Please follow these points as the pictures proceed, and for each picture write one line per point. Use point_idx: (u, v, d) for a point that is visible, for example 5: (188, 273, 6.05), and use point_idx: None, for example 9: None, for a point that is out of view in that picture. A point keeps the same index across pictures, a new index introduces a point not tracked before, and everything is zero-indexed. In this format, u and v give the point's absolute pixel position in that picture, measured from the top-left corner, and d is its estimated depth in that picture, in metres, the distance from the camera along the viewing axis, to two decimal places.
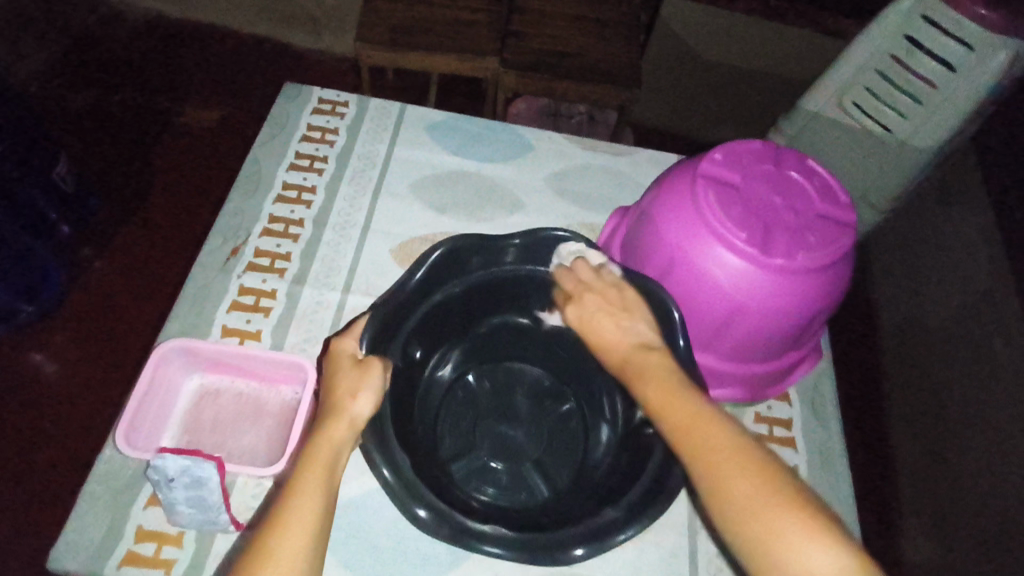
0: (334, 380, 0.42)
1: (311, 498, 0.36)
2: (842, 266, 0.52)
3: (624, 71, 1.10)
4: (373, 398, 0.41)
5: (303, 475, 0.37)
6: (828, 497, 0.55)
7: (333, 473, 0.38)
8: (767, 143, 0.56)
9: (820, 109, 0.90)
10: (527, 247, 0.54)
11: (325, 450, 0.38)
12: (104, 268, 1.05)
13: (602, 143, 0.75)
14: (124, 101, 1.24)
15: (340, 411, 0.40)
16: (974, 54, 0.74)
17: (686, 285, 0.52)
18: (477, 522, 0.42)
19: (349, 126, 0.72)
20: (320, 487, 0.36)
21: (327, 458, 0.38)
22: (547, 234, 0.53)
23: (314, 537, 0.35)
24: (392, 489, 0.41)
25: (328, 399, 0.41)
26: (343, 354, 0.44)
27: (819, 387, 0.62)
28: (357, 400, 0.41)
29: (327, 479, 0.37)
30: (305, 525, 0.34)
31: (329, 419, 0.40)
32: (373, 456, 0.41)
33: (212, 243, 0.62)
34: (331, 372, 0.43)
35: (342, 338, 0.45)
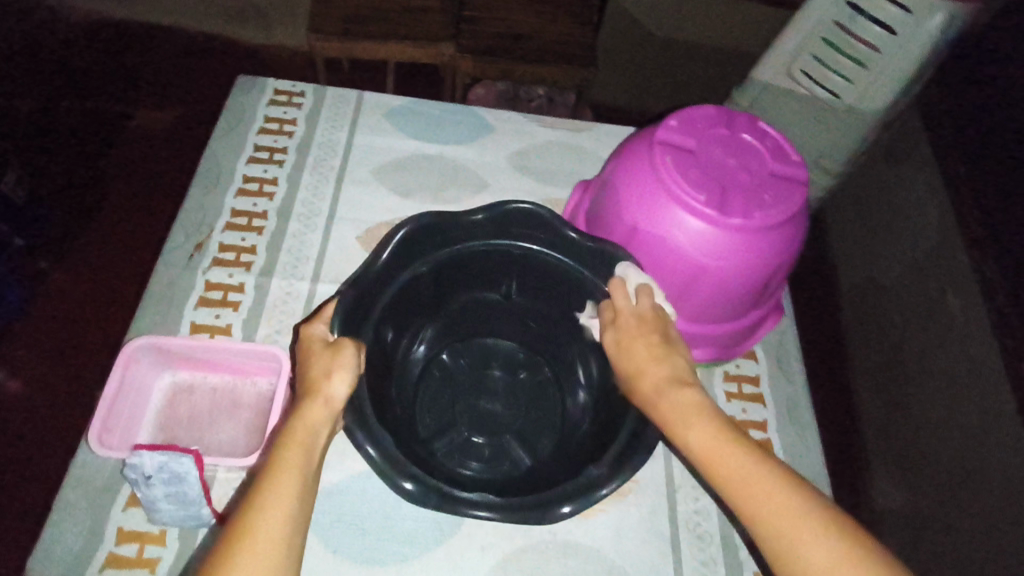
0: (308, 363, 0.42)
1: (292, 472, 0.35)
2: (798, 222, 0.54)
3: (579, 51, 1.11)
4: (349, 376, 0.41)
5: (282, 452, 0.36)
6: (797, 446, 0.58)
7: (312, 450, 0.37)
8: (720, 108, 0.57)
9: (770, 80, 0.91)
10: (494, 222, 0.54)
11: (303, 428, 0.38)
12: (63, 278, 1.02)
13: (562, 120, 0.76)
14: (72, 106, 1.20)
15: (316, 391, 0.40)
16: (913, 16, 0.79)
17: (650, 250, 0.53)
18: (463, 491, 0.43)
19: (307, 115, 0.72)
20: (300, 464, 0.36)
21: (304, 436, 0.37)
22: (511, 208, 0.54)
23: (296, 511, 0.33)
24: (379, 466, 0.42)
25: (303, 381, 0.41)
26: (314, 337, 0.44)
27: (783, 343, 0.64)
28: (333, 377, 0.41)
29: (306, 456, 0.36)
30: (287, 498, 0.33)
31: (305, 399, 0.39)
32: (355, 433, 0.42)
33: (175, 240, 0.61)
34: (304, 356, 0.43)
35: (311, 323, 0.45)
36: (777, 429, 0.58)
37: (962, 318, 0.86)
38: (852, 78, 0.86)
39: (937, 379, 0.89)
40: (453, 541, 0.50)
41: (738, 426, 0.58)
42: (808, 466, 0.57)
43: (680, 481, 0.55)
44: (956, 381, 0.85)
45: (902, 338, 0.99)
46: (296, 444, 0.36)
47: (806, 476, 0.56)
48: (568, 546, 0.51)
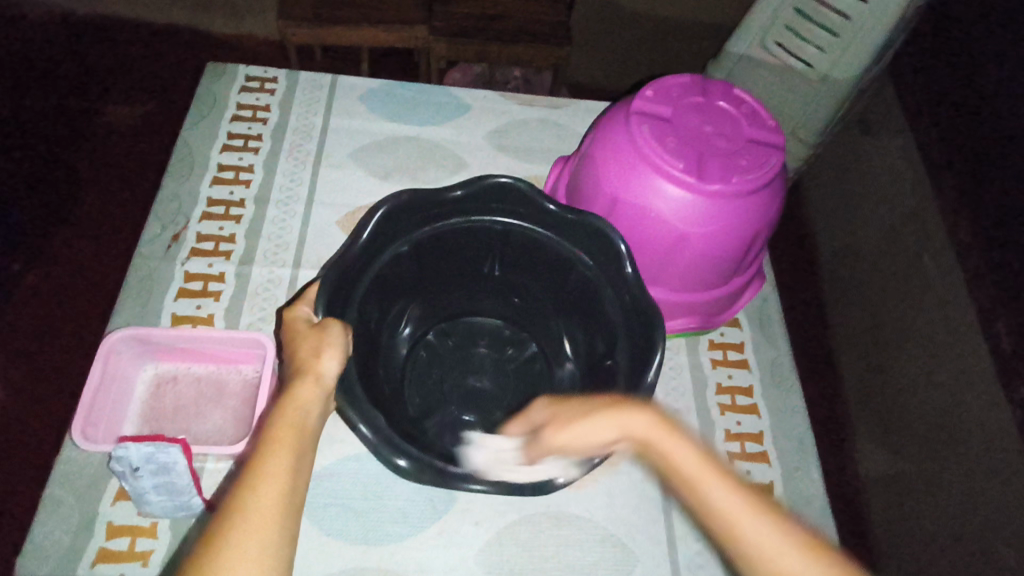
0: (295, 347, 0.42)
1: (284, 449, 0.33)
2: (776, 186, 0.54)
3: (554, 30, 1.10)
4: (337, 357, 0.40)
5: (274, 431, 0.35)
6: (782, 408, 0.59)
7: (303, 429, 0.36)
8: (696, 76, 0.57)
9: (745, 50, 0.94)
10: (472, 196, 0.54)
11: (294, 406, 0.37)
12: (39, 279, 1.00)
13: (538, 97, 0.76)
14: (38, 104, 1.17)
15: (305, 371, 0.39)
16: None
17: (632, 220, 0.54)
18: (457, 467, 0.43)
19: (281, 101, 0.71)
20: (293, 442, 0.34)
21: (294, 416, 0.36)
22: (490, 181, 0.53)
23: (289, 492, 0.32)
24: (374, 445, 0.42)
25: (290, 364, 0.40)
26: (298, 322, 0.43)
27: (766, 309, 0.65)
28: (322, 358, 0.40)
29: (299, 435, 0.35)
30: (281, 476, 0.32)
31: (295, 379, 0.38)
32: (348, 415, 0.42)
33: (151, 232, 0.60)
34: (290, 340, 0.42)
35: (295, 307, 0.44)
36: (762, 393, 0.59)
37: (938, 280, 0.88)
38: (824, 48, 0.86)
39: (916, 342, 0.91)
40: (447, 519, 0.50)
41: (724, 392, 0.59)
42: (793, 427, 0.58)
43: None
44: (933, 341, 0.87)
45: (881, 303, 1.01)
46: (289, 423, 0.35)
47: (791, 437, 0.57)
48: (561, 517, 0.51)
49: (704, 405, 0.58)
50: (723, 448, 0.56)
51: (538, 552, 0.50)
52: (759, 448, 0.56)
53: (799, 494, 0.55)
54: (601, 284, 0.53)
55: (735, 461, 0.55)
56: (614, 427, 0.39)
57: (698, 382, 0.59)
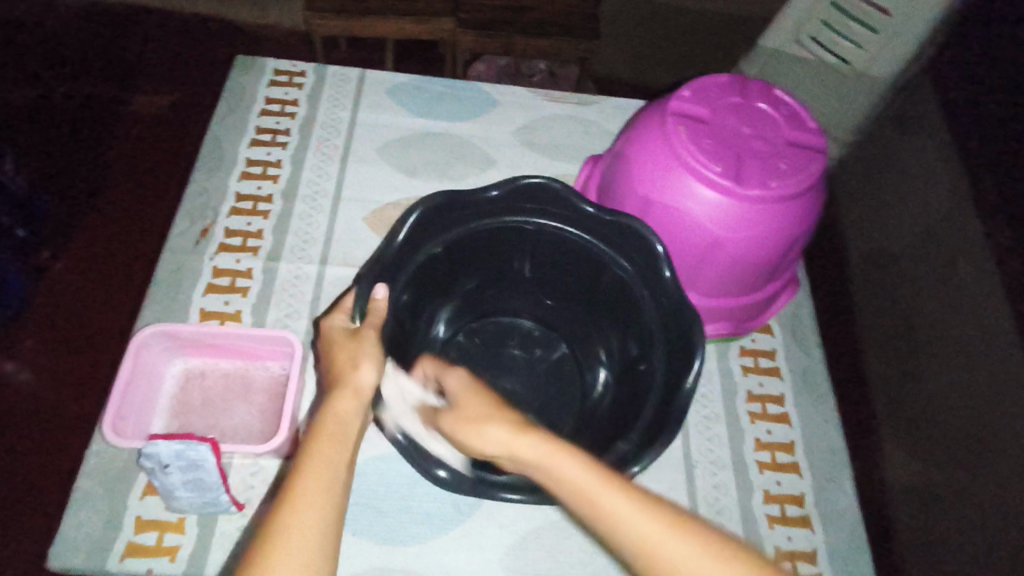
0: (334, 355, 0.42)
1: (323, 465, 0.34)
2: (816, 191, 0.52)
3: (582, 22, 1.09)
4: (376, 365, 0.40)
5: (313, 445, 0.35)
6: (814, 417, 0.57)
7: (343, 443, 0.35)
8: (734, 76, 0.56)
9: (780, 47, 0.90)
10: (506, 196, 0.54)
11: (334, 420, 0.36)
12: (68, 266, 1.01)
13: (569, 94, 0.75)
14: (69, 93, 1.18)
15: (345, 382, 0.39)
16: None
17: (666, 224, 0.52)
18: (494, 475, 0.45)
19: (309, 95, 0.70)
20: (333, 456, 0.34)
21: (334, 428, 0.36)
22: (523, 182, 0.53)
23: (328, 512, 0.32)
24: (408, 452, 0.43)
25: (329, 376, 0.40)
26: (335, 331, 0.43)
27: (799, 315, 0.63)
28: (360, 369, 0.40)
29: (339, 448, 0.35)
30: (318, 497, 0.32)
31: (335, 391, 0.38)
32: (385, 422, 0.43)
33: (180, 226, 0.60)
34: (328, 349, 0.43)
35: (330, 316, 0.44)
36: (793, 402, 0.58)
37: (974, 285, 0.85)
38: (862, 44, 0.83)
39: (950, 348, 0.88)
40: (471, 522, 0.50)
41: (754, 400, 0.58)
42: (825, 437, 0.56)
43: (698, 457, 0.54)
44: (966, 349, 0.85)
45: (914, 307, 0.99)
46: (330, 435, 0.35)
47: (823, 447, 0.56)
48: None
49: (734, 413, 0.57)
50: (752, 458, 0.55)
51: (562, 556, 0.49)
52: (790, 458, 0.55)
53: (830, 506, 0.53)
54: (636, 286, 0.52)
55: (765, 471, 0.54)
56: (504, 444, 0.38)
57: (728, 389, 0.58)
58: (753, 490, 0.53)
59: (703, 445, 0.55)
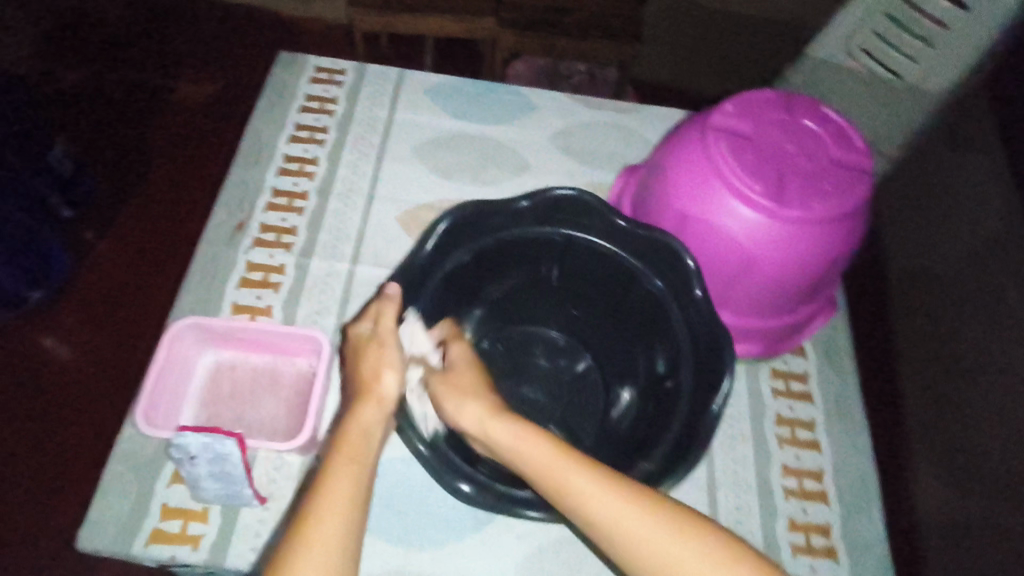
0: (359, 362, 0.43)
1: (349, 468, 0.34)
2: (860, 214, 0.51)
3: (626, 25, 1.07)
4: (397, 373, 0.41)
5: (339, 450, 0.35)
6: (846, 445, 0.56)
7: (368, 448, 0.36)
8: (780, 91, 0.54)
9: (829, 57, 0.87)
10: (537, 209, 0.53)
11: (359, 427, 0.37)
12: (110, 249, 1.04)
13: (607, 100, 0.73)
14: (118, 79, 1.21)
15: (370, 391, 0.40)
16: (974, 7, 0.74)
17: (701, 240, 0.51)
18: (519, 489, 0.44)
19: (348, 93, 0.71)
20: (358, 461, 0.35)
21: (358, 435, 0.37)
22: (551, 194, 0.52)
23: (352, 515, 0.32)
24: (430, 464, 0.44)
25: (354, 384, 0.42)
26: (359, 337, 0.44)
27: (835, 338, 0.61)
28: (382, 378, 0.41)
29: (364, 454, 0.36)
30: (343, 499, 0.33)
31: (359, 399, 0.39)
32: (408, 433, 0.44)
33: (217, 219, 0.61)
34: (354, 356, 0.44)
35: (354, 324, 0.46)
36: (825, 428, 0.56)
37: None
38: (915, 57, 0.80)
39: None
40: (489, 530, 0.50)
41: (784, 424, 0.56)
42: (856, 466, 0.55)
43: (723, 479, 0.53)
44: None
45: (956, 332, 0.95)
46: (356, 440, 0.36)
47: (854, 478, 0.54)
48: None
49: (762, 436, 0.55)
50: (778, 483, 0.53)
51: (578, 571, 0.49)
52: (818, 486, 0.54)
53: (859, 538, 0.52)
54: (668, 304, 0.52)
55: (791, 498, 0.53)
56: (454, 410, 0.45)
57: (756, 411, 0.57)
58: (779, 517, 0.52)
59: (729, 467, 0.54)
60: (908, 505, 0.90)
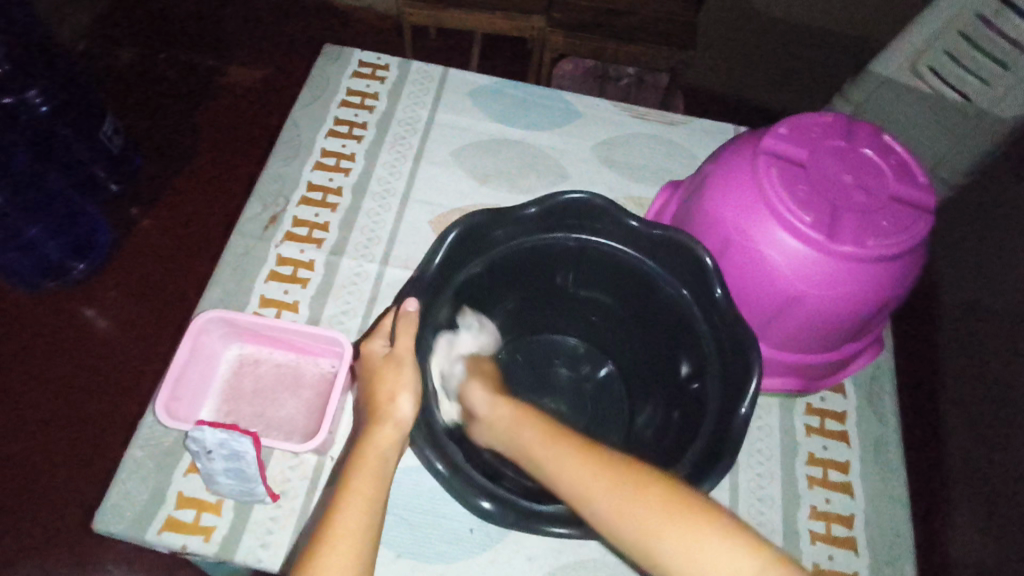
0: (374, 383, 0.42)
1: (362, 502, 0.35)
2: (917, 253, 0.48)
3: (679, 30, 1.04)
4: (411, 397, 0.41)
5: (352, 481, 0.36)
6: (880, 492, 0.53)
7: (382, 478, 0.37)
8: (839, 116, 0.51)
9: (888, 71, 0.82)
10: (545, 213, 0.51)
11: (373, 455, 0.38)
12: (152, 225, 1.06)
13: (654, 111, 0.71)
14: (171, 59, 1.23)
15: (384, 416, 0.40)
16: None
17: (743, 268, 0.49)
18: (543, 505, 0.43)
19: (390, 90, 0.70)
20: (370, 491, 0.36)
21: (374, 460, 0.37)
22: (562, 198, 0.50)
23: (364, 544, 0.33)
24: (449, 484, 0.42)
25: (369, 405, 0.41)
26: (373, 357, 0.44)
27: (877, 379, 0.58)
28: (395, 402, 0.40)
29: (377, 484, 0.36)
30: (353, 537, 0.33)
31: (374, 424, 0.40)
32: (425, 451, 0.42)
33: (252, 210, 0.61)
34: (369, 374, 0.43)
35: (369, 340, 0.45)
36: (860, 472, 0.53)
37: None
38: (989, 79, 0.76)
39: None
40: (498, 549, 0.49)
41: (815, 464, 0.53)
42: (891, 517, 0.52)
43: (745, 518, 0.51)
44: None
45: None
46: (369, 469, 0.37)
47: (887, 529, 0.51)
48: (617, 570, 0.49)
49: (792, 475, 0.53)
50: (805, 526, 0.51)
51: None
52: (848, 533, 0.51)
53: None
54: (696, 316, 0.49)
55: (817, 543, 0.50)
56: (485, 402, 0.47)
57: (787, 448, 0.54)
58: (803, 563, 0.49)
59: (753, 507, 0.51)
60: (942, 551, 0.86)
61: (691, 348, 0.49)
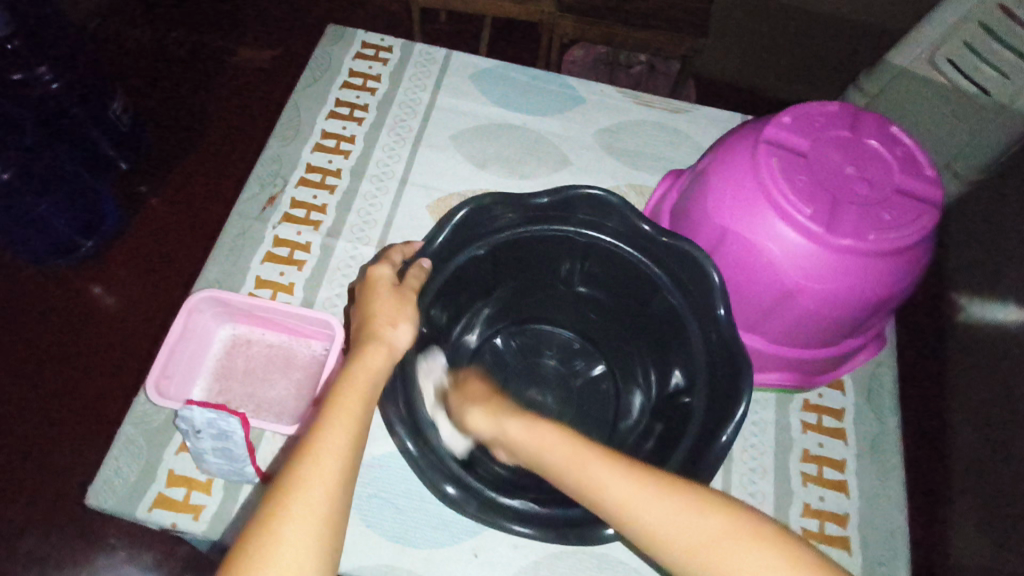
0: (370, 306, 0.41)
1: (347, 420, 0.34)
2: (920, 249, 0.47)
3: (691, 16, 1.02)
4: (410, 329, 0.40)
5: (340, 400, 0.35)
6: (875, 491, 0.52)
7: (370, 402, 0.36)
8: (846, 105, 0.50)
9: (909, 65, 0.79)
10: (557, 206, 0.51)
11: (364, 378, 0.36)
12: (159, 203, 1.06)
13: (660, 98, 0.70)
14: (180, 39, 1.23)
15: (380, 337, 0.39)
16: None
17: (738, 259, 0.48)
18: (508, 498, 0.43)
19: (392, 72, 0.69)
20: (356, 414, 0.34)
21: (366, 380, 0.36)
22: (578, 192, 0.50)
23: (347, 459, 0.32)
24: (417, 465, 0.42)
25: (362, 326, 0.40)
26: (380, 280, 0.43)
27: (877, 377, 0.57)
28: (396, 327, 0.40)
29: (365, 403, 0.35)
30: (336, 457, 0.32)
31: (367, 343, 0.38)
32: (397, 430, 0.42)
33: (250, 191, 0.61)
34: (368, 296, 0.42)
35: (378, 264, 0.44)
36: (856, 471, 0.52)
37: None
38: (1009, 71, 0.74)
39: None
40: (483, 537, 0.49)
41: (810, 461, 0.52)
42: (886, 516, 0.51)
43: None
44: None
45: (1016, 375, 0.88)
46: (358, 392, 0.35)
47: (880, 528, 0.50)
48: (603, 561, 0.48)
49: (786, 472, 0.52)
50: (797, 524, 0.50)
51: None
52: (841, 531, 0.50)
53: None
54: (687, 317, 0.49)
55: (809, 540, 0.50)
56: (488, 427, 0.43)
57: (782, 445, 0.53)
58: None
59: (744, 502, 0.51)
60: (940, 551, 0.85)
61: (684, 359, 0.49)
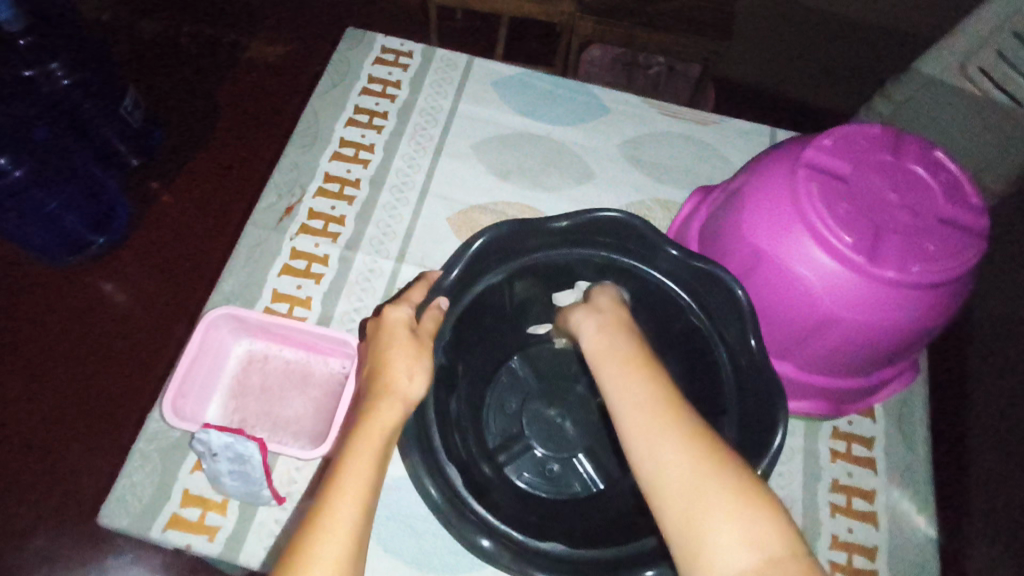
0: (385, 353, 0.40)
1: (360, 478, 0.33)
2: (962, 282, 0.45)
3: (715, 18, 1.00)
4: (425, 377, 0.39)
5: (353, 454, 0.34)
6: (905, 523, 0.50)
7: (384, 456, 0.35)
8: (887, 128, 0.48)
9: (938, 74, 0.76)
10: (578, 229, 0.49)
11: (377, 428, 0.35)
12: (170, 200, 1.05)
13: (686, 108, 0.68)
14: (192, 33, 1.21)
15: (393, 389, 0.38)
16: None
17: (772, 286, 0.47)
18: (539, 542, 0.42)
19: (413, 78, 0.68)
20: (369, 469, 0.33)
21: (381, 431, 0.35)
22: (598, 216, 0.48)
23: (360, 519, 0.31)
24: (443, 512, 0.41)
25: (376, 374, 0.39)
26: (396, 322, 0.41)
27: (908, 404, 0.56)
28: (412, 377, 0.39)
29: (378, 456, 0.34)
30: (350, 516, 0.31)
31: (380, 397, 0.37)
32: (422, 479, 0.41)
33: (267, 200, 0.60)
34: (382, 339, 0.41)
35: (393, 306, 0.42)
36: (885, 501, 0.51)
37: None
38: None
39: None
40: None
41: (839, 491, 0.51)
42: (916, 550, 0.50)
43: None
44: None
45: None
46: (369, 453, 0.34)
47: (910, 561, 0.49)
48: None
49: (813, 501, 0.51)
50: (826, 556, 0.49)
51: None
52: (870, 565, 0.49)
53: None
54: (715, 344, 0.47)
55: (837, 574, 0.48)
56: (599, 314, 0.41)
57: (810, 473, 0.52)
58: None
59: None
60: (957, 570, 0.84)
61: (715, 385, 0.47)
